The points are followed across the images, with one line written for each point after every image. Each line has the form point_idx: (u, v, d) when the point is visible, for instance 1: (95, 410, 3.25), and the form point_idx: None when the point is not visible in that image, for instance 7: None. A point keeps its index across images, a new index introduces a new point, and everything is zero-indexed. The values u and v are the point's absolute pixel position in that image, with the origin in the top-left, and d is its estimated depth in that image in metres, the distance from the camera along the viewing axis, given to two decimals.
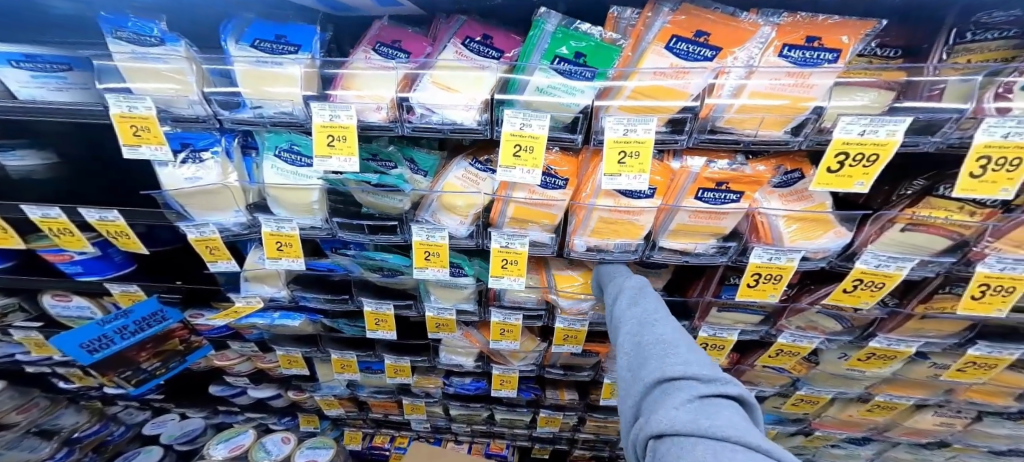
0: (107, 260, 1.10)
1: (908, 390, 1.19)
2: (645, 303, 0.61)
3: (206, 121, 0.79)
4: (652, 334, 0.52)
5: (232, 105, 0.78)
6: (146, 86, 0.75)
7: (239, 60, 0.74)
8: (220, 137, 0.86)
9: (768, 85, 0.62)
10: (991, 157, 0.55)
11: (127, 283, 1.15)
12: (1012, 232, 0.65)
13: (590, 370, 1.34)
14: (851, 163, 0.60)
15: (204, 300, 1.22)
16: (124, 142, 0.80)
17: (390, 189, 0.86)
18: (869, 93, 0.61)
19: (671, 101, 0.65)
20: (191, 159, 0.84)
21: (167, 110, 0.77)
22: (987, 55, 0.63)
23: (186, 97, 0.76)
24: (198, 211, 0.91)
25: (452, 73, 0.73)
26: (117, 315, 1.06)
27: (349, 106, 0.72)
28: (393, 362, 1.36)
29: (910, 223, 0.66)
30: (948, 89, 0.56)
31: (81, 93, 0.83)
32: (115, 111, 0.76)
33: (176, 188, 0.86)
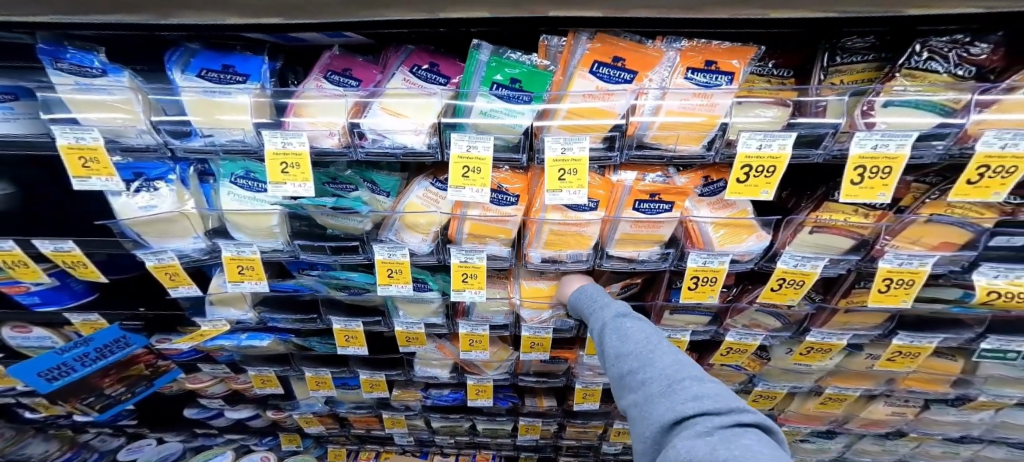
0: (66, 290, 1.12)
1: (854, 382, 1.26)
2: (632, 335, 0.70)
3: (156, 150, 0.81)
4: (656, 371, 0.62)
5: (182, 133, 0.80)
6: (90, 117, 0.76)
7: (187, 90, 0.76)
8: (174, 166, 0.89)
9: (680, 105, 0.70)
10: (865, 166, 0.65)
11: (88, 312, 1.17)
12: (904, 230, 0.74)
13: (563, 377, 1.35)
14: (755, 174, 0.71)
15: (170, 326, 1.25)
16: (73, 174, 0.82)
17: (348, 211, 0.89)
18: (770, 110, 0.70)
19: (602, 120, 0.72)
20: (146, 187, 0.87)
21: (115, 140, 0.79)
22: (857, 75, 0.72)
23: (134, 127, 0.77)
24: (154, 239, 0.93)
25: (402, 100, 0.78)
26: (79, 342, 1.04)
27: (300, 133, 0.76)
28: (369, 377, 1.37)
29: (818, 225, 0.75)
30: (829, 106, 0.67)
31: (27, 123, 0.85)
32: (63, 142, 0.78)
33: (131, 216, 0.87)
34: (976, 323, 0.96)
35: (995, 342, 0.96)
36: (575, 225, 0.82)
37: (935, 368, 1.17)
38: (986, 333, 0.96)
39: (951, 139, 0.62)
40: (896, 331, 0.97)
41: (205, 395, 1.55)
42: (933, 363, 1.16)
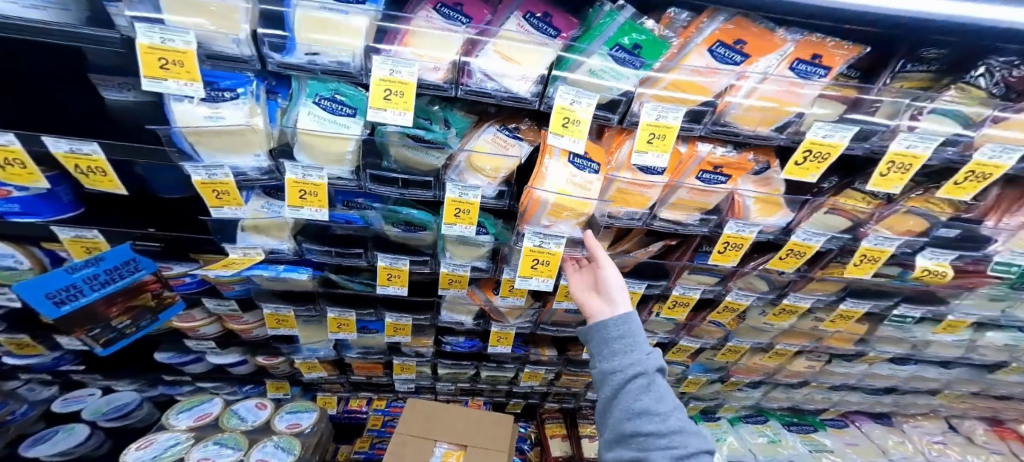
0: (52, 200, 0.98)
1: (798, 338, 1.56)
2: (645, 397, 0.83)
3: (249, 62, 0.80)
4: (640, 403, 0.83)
5: (282, 49, 0.80)
6: (187, 21, 0.75)
7: (303, 4, 0.76)
8: (251, 79, 0.87)
9: (775, 90, 0.78)
10: (894, 162, 0.79)
11: (82, 229, 1.00)
12: (889, 217, 0.95)
13: (577, 326, 1.45)
14: (811, 160, 0.83)
15: (181, 252, 1.12)
16: (145, 74, 0.77)
17: (435, 146, 0.93)
18: (829, 106, 0.81)
19: (695, 96, 0.80)
20: (214, 98, 0.84)
21: (205, 46, 0.77)
22: (913, 82, 0.90)
23: (231, 36, 0.76)
24: (208, 151, 0.89)
25: (513, 45, 0.81)
26: (90, 262, 0.92)
27: (413, 63, 0.79)
28: (394, 320, 1.38)
29: (834, 207, 0.94)
30: (882, 107, 0.78)
31: (61, 14, 0.81)
32: (142, 41, 0.74)
33: (194, 125, 0.84)
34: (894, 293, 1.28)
35: (905, 309, 1.30)
36: (641, 185, 0.93)
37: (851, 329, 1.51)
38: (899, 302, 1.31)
39: (959, 147, 0.79)
40: (845, 299, 1.26)
41: (194, 337, 1.44)
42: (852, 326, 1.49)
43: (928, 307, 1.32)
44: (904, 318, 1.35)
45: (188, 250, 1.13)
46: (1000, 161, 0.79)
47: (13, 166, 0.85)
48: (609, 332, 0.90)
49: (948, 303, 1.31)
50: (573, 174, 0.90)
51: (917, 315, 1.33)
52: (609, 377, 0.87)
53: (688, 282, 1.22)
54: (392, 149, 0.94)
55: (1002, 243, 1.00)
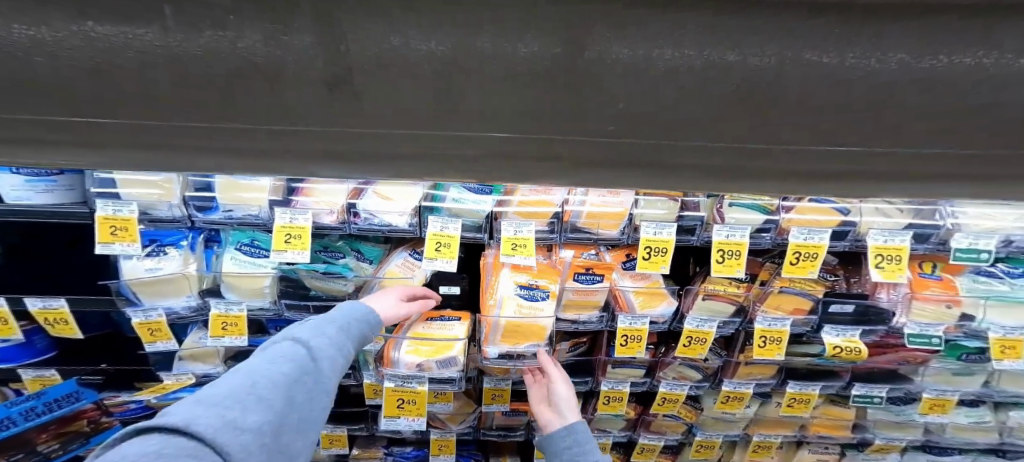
0: (27, 347, 1.14)
1: (775, 429, 1.24)
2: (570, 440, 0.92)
3: (180, 220, 0.98)
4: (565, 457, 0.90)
5: (206, 208, 0.97)
6: (132, 193, 0.93)
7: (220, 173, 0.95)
8: (186, 233, 1.02)
9: (600, 199, 0.96)
10: (725, 250, 0.91)
11: (44, 369, 1.15)
12: (769, 297, 0.98)
13: (524, 431, 1.31)
14: (654, 254, 0.94)
15: (126, 381, 1.20)
16: (99, 240, 0.93)
17: (336, 276, 1.04)
18: (665, 205, 0.94)
19: (543, 209, 0.96)
20: (156, 252, 1.00)
21: (147, 212, 0.96)
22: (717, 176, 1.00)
23: (168, 201, 0.95)
24: (149, 297, 1.03)
25: (391, 187, 0.99)
26: (31, 396, 1.10)
27: (307, 211, 0.96)
28: (328, 432, 1.33)
29: (707, 293, 0.99)
30: (701, 203, 0.94)
31: (65, 194, 1.02)
32: (100, 213, 0.93)
33: (135, 277, 0.99)
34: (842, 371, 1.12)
35: (862, 389, 1.10)
36: (530, 312, 0.97)
37: (832, 414, 1.19)
38: (851, 380, 1.11)
39: (773, 231, 0.91)
40: (787, 381, 1.12)
41: None
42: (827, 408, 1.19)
43: (894, 385, 1.09)
44: (872, 400, 1.11)
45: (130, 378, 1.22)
46: (817, 241, 0.88)
47: (58, 322, 1.08)
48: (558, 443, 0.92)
49: (912, 380, 1.08)
50: (431, 323, 1.01)
51: (885, 395, 1.10)
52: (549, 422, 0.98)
53: (615, 377, 1.14)
54: (305, 281, 1.06)
55: (896, 312, 0.98)
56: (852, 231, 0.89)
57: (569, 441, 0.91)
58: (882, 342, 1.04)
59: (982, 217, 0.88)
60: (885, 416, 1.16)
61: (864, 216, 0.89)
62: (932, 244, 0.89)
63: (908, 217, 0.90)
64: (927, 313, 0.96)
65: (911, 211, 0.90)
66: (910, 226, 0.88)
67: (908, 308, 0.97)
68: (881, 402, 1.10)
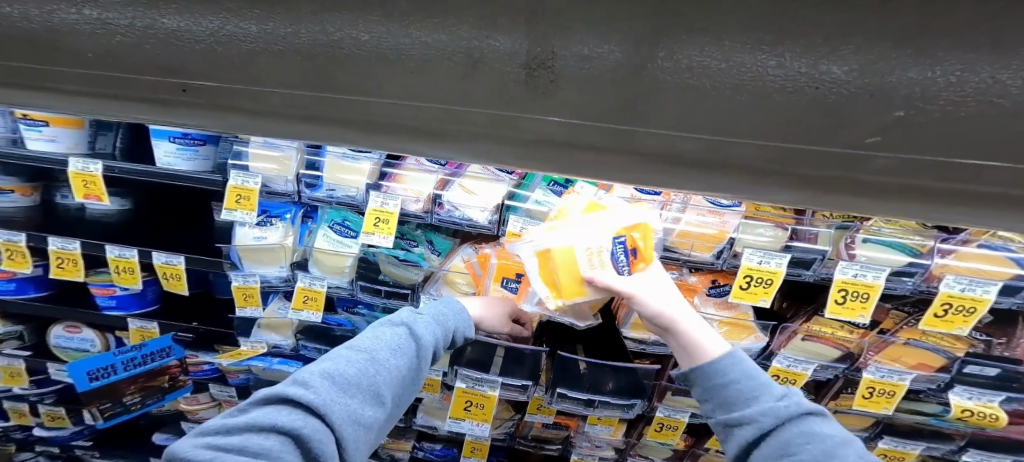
0: (139, 297, 1.24)
1: None
2: (744, 379, 0.70)
3: (290, 195, 0.96)
4: (750, 394, 0.68)
5: (313, 185, 0.95)
6: (260, 166, 0.95)
7: (330, 153, 0.93)
8: (292, 207, 1.04)
9: (697, 218, 0.89)
10: (846, 289, 0.80)
11: (149, 321, 1.25)
12: (888, 347, 0.86)
13: (561, 445, 1.35)
14: (754, 283, 0.86)
15: (207, 343, 1.29)
16: (225, 206, 0.96)
17: (412, 264, 1.04)
18: (769, 232, 0.86)
19: (632, 222, 0.90)
20: (264, 222, 1.02)
21: (266, 185, 0.96)
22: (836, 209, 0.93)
23: (283, 177, 0.94)
24: (250, 263, 1.06)
25: (476, 182, 0.97)
26: (133, 347, 1.19)
27: (398, 197, 0.93)
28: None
29: (808, 334, 0.89)
30: (819, 234, 0.84)
31: (204, 164, 0.98)
32: (231, 182, 0.95)
33: (244, 244, 1.02)
34: (956, 435, 0.97)
35: (977, 456, 0.95)
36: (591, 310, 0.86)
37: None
38: (965, 445, 0.96)
39: (918, 277, 0.78)
40: (881, 435, 1.00)
41: (194, 420, 1.52)
42: None
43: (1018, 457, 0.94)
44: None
45: (213, 341, 1.30)
46: (981, 293, 0.75)
47: (172, 277, 1.10)
48: (724, 373, 0.71)
49: None
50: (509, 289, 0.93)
51: None
52: (716, 393, 0.71)
53: (673, 405, 1.10)
54: (382, 266, 1.06)
55: None
56: None
57: (746, 383, 0.70)
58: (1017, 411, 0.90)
59: None
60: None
61: None
62: None
63: None
64: None
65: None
66: None
67: None
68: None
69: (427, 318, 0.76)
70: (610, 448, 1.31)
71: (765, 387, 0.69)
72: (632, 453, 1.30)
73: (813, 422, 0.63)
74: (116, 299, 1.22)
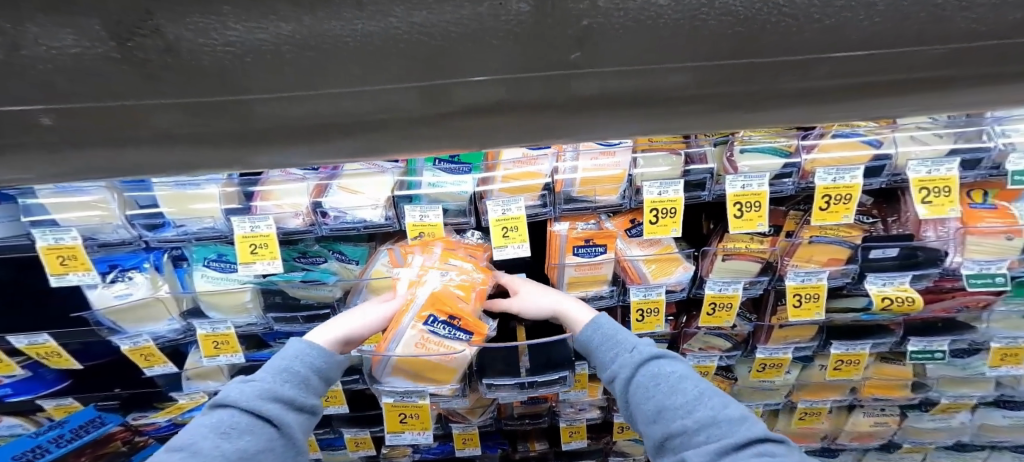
0: (37, 380, 1.11)
1: (820, 393, 1.16)
2: (613, 337, 0.77)
3: (131, 242, 0.88)
4: (607, 350, 0.76)
5: (154, 225, 0.87)
6: (71, 216, 0.84)
7: (159, 186, 0.84)
8: (148, 255, 0.93)
9: (591, 164, 0.85)
10: (741, 202, 0.81)
11: (63, 397, 1.13)
12: (799, 249, 0.87)
13: (548, 417, 1.31)
14: (663, 216, 0.84)
15: (144, 403, 1.17)
16: (51, 272, 0.87)
17: (316, 282, 0.96)
18: (668, 161, 0.83)
19: (533, 181, 0.85)
20: (120, 278, 0.91)
21: (93, 237, 0.86)
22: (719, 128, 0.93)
23: (110, 223, 0.85)
24: (131, 324, 0.95)
25: (358, 180, 0.89)
26: (54, 424, 1.06)
27: (267, 217, 0.85)
28: (352, 435, 1.27)
29: (727, 254, 0.89)
30: (708, 153, 0.84)
31: (10, 226, 0.86)
32: (42, 245, 0.84)
33: (107, 306, 0.90)
34: (893, 325, 1.02)
35: (920, 344, 1.00)
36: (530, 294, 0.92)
37: (886, 374, 1.11)
38: (906, 334, 1.01)
39: (795, 176, 0.81)
40: (830, 342, 1.02)
41: None
42: (882, 367, 1.11)
43: (956, 336, 1.00)
44: (933, 356, 1.01)
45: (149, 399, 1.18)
46: (849, 180, 0.79)
47: (50, 355, 1.02)
48: (591, 339, 0.79)
49: (976, 329, 1.00)
50: (427, 340, 0.82)
51: (947, 348, 1.01)
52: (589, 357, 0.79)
53: None
54: (289, 292, 0.98)
55: (948, 251, 0.85)
56: (889, 164, 0.79)
57: (613, 341, 0.76)
58: (936, 288, 0.93)
59: None
60: (950, 372, 1.09)
61: (899, 147, 0.79)
62: (983, 170, 0.80)
63: (949, 142, 0.81)
64: (985, 249, 0.83)
65: (951, 136, 0.81)
66: (953, 151, 0.79)
67: (962, 246, 0.84)
68: (943, 357, 1.01)
69: (269, 375, 0.71)
70: (593, 408, 1.31)
71: (670, 380, 0.67)
72: (616, 408, 1.31)
73: (657, 363, 0.70)
74: (12, 385, 1.09)
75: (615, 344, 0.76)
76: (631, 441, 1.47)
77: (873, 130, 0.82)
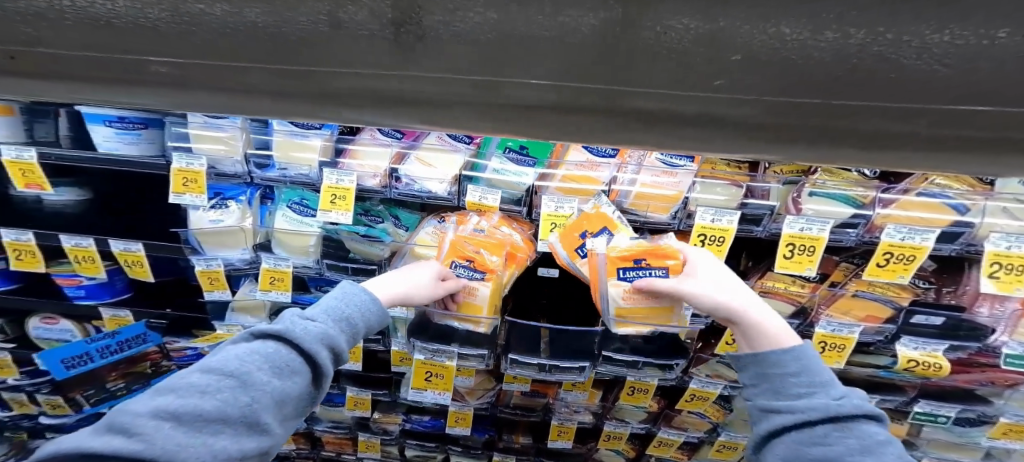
0: (109, 286, 1.23)
1: None
2: (818, 371, 0.63)
3: (241, 177, 0.99)
4: (806, 379, 0.62)
5: (264, 165, 0.98)
6: (203, 147, 0.96)
7: (278, 132, 0.95)
8: (246, 189, 1.05)
9: (652, 179, 0.88)
10: (794, 244, 0.81)
11: (121, 308, 1.25)
12: (838, 300, 0.88)
13: (541, 412, 1.35)
14: (709, 242, 0.86)
15: (184, 328, 1.28)
16: (172, 190, 0.98)
17: (374, 239, 1.06)
18: (724, 191, 0.86)
19: (588, 186, 0.89)
20: (219, 205, 1.03)
21: (215, 167, 0.98)
22: (793, 167, 0.92)
23: (231, 158, 0.96)
24: (211, 247, 1.07)
25: (432, 154, 0.96)
26: (105, 334, 1.23)
27: (353, 173, 0.93)
28: (354, 394, 1.33)
29: (764, 290, 0.90)
30: (773, 190, 0.85)
31: (147, 147, 1.01)
32: (175, 166, 0.96)
33: (201, 228, 1.03)
34: (908, 386, 0.99)
35: (927, 407, 0.97)
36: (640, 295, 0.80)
37: None
38: (916, 396, 0.98)
39: (861, 228, 0.80)
40: None
41: None
42: None
43: (966, 407, 0.97)
44: (935, 419, 0.99)
45: (190, 325, 1.29)
46: (920, 242, 0.77)
47: (135, 265, 1.14)
48: (781, 363, 0.65)
49: (993, 404, 0.96)
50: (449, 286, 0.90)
51: (952, 415, 0.98)
52: (779, 382, 0.63)
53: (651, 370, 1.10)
54: (348, 244, 1.07)
55: (996, 329, 0.83)
56: (968, 233, 0.77)
57: (809, 375, 0.62)
58: (969, 359, 0.92)
59: None
60: (943, 436, 1.06)
61: (987, 217, 0.77)
62: None
63: None
64: None
65: None
66: None
67: (1012, 326, 0.83)
68: (945, 422, 0.99)
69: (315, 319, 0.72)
70: (587, 413, 1.35)
71: (874, 446, 0.54)
72: (607, 416, 1.34)
73: (866, 421, 0.56)
74: (87, 288, 1.22)
75: (822, 381, 0.61)
76: (613, 451, 1.49)
77: (965, 195, 0.80)
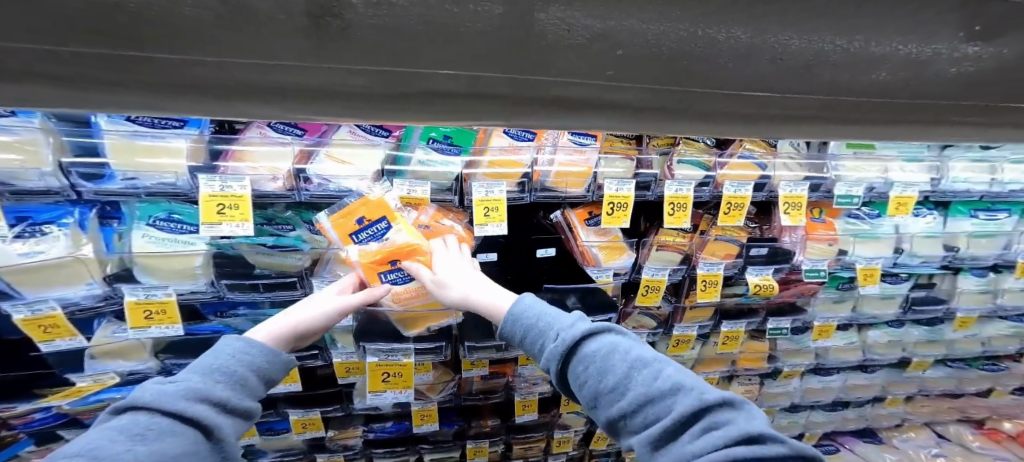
0: None
1: (712, 365, 1.46)
2: (554, 317, 0.73)
3: (60, 192, 0.80)
4: (544, 330, 0.73)
5: (96, 177, 0.81)
6: None
7: (112, 134, 0.81)
8: (73, 209, 0.86)
9: (567, 158, 1.01)
10: (673, 204, 1.03)
11: None
12: (709, 244, 1.14)
13: (502, 392, 1.40)
14: (615, 209, 1.02)
15: (23, 389, 0.98)
16: None
17: (289, 249, 0.97)
18: (621, 164, 1.03)
19: (514, 169, 0.97)
20: (33, 232, 0.82)
21: (9, 182, 0.76)
22: (664, 141, 1.15)
23: (37, 169, 0.76)
24: (31, 288, 0.84)
25: (346, 151, 0.93)
26: None
27: (242, 177, 0.83)
28: (300, 416, 1.24)
29: (660, 244, 1.13)
30: (655, 161, 1.05)
31: None
32: None
33: (8, 264, 0.80)
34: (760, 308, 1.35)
35: (774, 322, 1.35)
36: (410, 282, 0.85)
37: (752, 348, 1.46)
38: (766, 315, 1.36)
39: (711, 186, 1.06)
40: (722, 321, 1.33)
41: None
42: (751, 343, 1.47)
43: (795, 317, 1.37)
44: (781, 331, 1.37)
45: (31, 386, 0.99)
46: (742, 192, 1.06)
47: None
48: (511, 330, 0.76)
49: (805, 310, 1.38)
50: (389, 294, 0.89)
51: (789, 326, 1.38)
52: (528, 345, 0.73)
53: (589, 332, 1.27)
54: (250, 259, 0.96)
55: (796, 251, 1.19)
56: (767, 183, 1.09)
57: (539, 326, 0.73)
58: (786, 278, 1.28)
59: (854, 169, 1.15)
60: (789, 344, 1.48)
61: (777, 171, 1.10)
62: (820, 193, 1.14)
63: (805, 172, 1.13)
64: (816, 251, 1.19)
65: (806, 166, 1.14)
66: (807, 179, 1.11)
67: (806, 247, 1.19)
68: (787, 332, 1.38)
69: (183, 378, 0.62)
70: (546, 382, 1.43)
71: (598, 360, 0.65)
72: None
73: (597, 341, 0.67)
74: None
75: (554, 325, 0.72)
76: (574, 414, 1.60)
77: (763, 156, 1.12)
